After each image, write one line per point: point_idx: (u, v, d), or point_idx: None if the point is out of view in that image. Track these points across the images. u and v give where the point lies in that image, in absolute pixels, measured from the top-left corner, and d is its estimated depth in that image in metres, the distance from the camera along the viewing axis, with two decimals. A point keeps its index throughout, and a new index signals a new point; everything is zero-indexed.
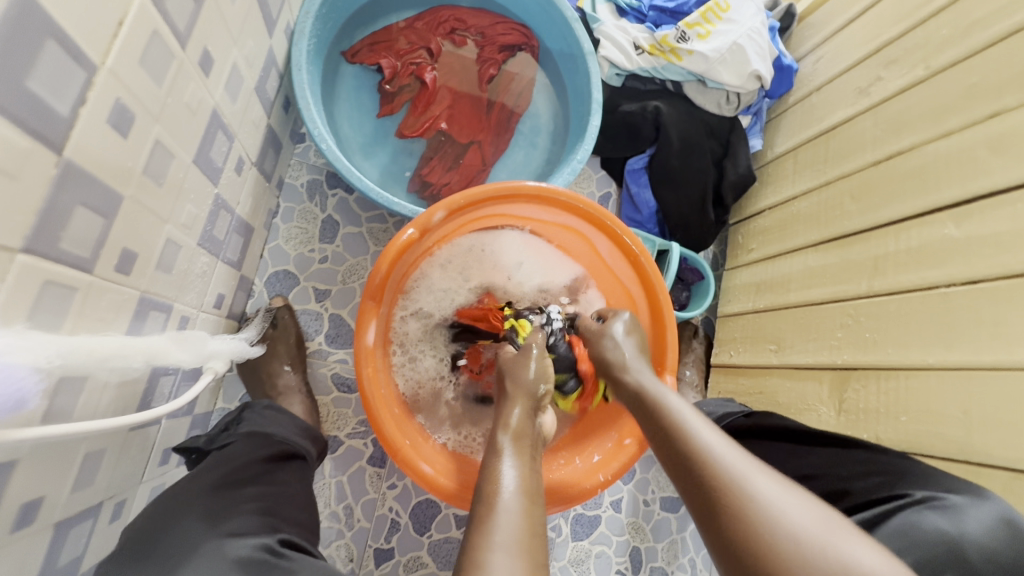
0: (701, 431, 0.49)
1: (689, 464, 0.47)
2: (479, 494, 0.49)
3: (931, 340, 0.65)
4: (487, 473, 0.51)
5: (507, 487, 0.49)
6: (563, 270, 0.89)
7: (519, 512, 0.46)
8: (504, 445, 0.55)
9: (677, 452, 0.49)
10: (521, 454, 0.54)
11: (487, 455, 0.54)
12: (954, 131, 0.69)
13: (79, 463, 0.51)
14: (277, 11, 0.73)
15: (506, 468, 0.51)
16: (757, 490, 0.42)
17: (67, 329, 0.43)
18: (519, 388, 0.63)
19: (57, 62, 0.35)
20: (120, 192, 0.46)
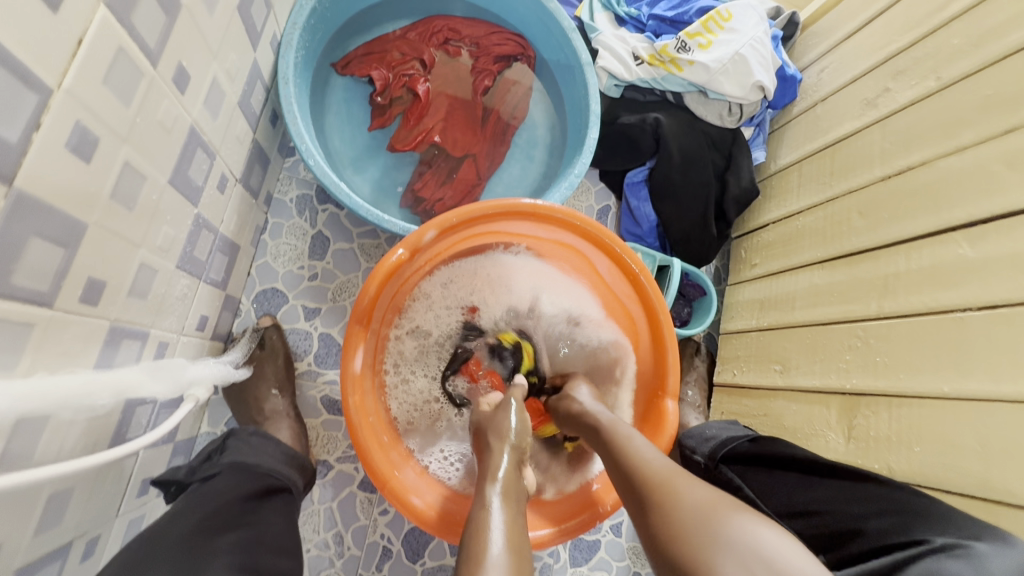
0: (641, 449, 0.56)
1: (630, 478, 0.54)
2: (466, 550, 0.46)
3: (947, 367, 0.62)
4: (473, 526, 0.49)
5: (495, 541, 0.46)
6: (568, 291, 0.84)
7: (508, 564, 0.44)
8: (495, 498, 0.53)
9: (620, 470, 0.56)
10: (511, 508, 0.52)
11: (475, 509, 0.52)
12: (967, 146, 0.66)
13: (43, 504, 0.48)
14: (262, 23, 0.70)
15: (495, 520, 0.49)
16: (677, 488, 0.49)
17: (23, 368, 0.40)
18: (502, 440, 0.61)
19: (4, 86, 0.32)
20: (83, 219, 0.43)
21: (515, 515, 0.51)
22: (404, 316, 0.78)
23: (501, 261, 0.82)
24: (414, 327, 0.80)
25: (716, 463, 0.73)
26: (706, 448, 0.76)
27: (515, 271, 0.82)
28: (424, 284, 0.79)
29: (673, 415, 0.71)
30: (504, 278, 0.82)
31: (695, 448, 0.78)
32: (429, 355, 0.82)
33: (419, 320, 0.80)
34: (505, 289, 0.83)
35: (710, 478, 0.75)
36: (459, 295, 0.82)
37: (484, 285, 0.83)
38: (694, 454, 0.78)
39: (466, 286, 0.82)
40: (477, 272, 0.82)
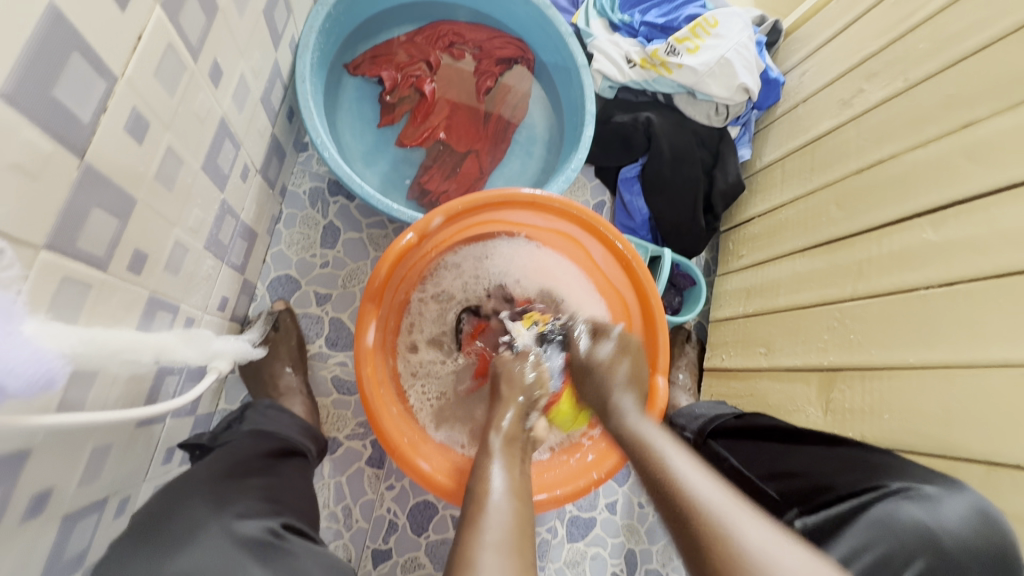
0: (695, 480, 0.49)
1: (680, 516, 0.47)
2: (469, 498, 0.53)
3: (913, 341, 0.68)
4: (478, 474, 0.56)
5: (497, 488, 0.53)
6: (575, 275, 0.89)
7: (508, 509, 0.50)
8: (496, 448, 0.61)
9: (666, 501, 0.49)
10: (509, 458, 0.59)
11: (480, 457, 0.60)
12: (931, 140, 0.72)
13: (87, 455, 0.53)
14: (282, 26, 0.76)
15: (496, 474, 0.56)
16: (752, 551, 0.42)
17: (83, 322, 0.45)
18: (513, 392, 0.68)
19: (80, 72, 0.38)
20: (133, 196, 0.48)
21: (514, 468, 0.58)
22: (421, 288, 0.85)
23: (519, 243, 0.88)
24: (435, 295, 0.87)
25: (704, 438, 0.79)
26: (695, 425, 0.82)
27: (526, 253, 0.88)
28: (448, 262, 0.86)
29: (664, 391, 0.75)
30: (517, 257, 0.89)
31: (685, 425, 0.83)
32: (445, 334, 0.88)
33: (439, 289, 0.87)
34: (530, 274, 0.89)
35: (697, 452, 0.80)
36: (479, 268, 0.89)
37: (511, 265, 0.89)
38: (683, 431, 0.83)
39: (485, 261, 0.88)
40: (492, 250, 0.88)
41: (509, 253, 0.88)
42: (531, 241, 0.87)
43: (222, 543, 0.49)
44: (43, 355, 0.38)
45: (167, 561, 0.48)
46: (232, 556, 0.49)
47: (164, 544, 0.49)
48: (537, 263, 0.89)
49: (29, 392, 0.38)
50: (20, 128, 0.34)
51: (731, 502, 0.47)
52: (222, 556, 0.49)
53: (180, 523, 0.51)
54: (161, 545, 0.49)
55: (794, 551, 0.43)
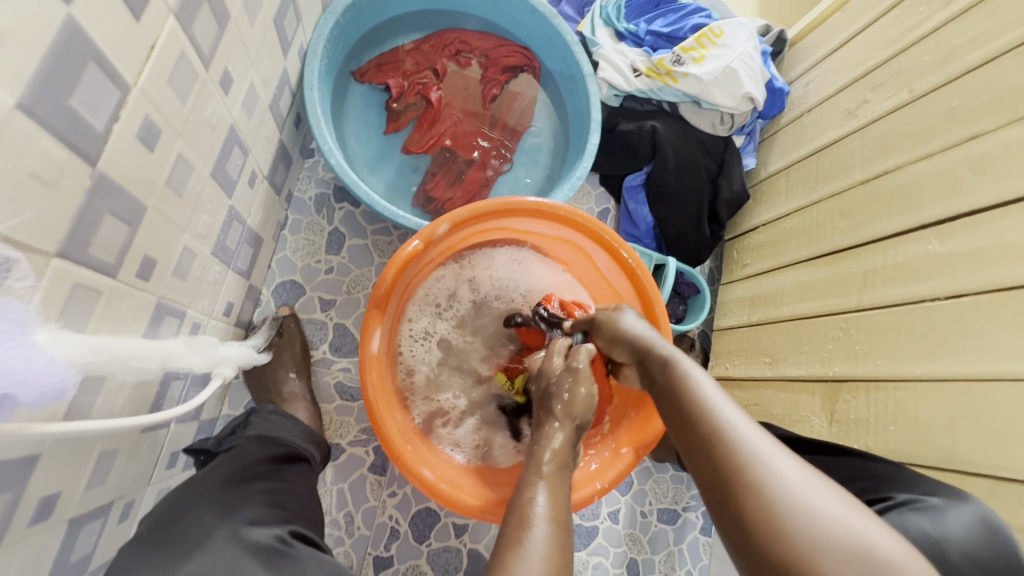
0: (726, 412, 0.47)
1: (705, 442, 0.46)
2: (510, 523, 0.51)
3: (920, 353, 0.67)
4: (524, 496, 0.54)
5: (541, 512, 0.51)
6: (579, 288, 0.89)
7: (551, 537, 0.49)
8: (546, 470, 0.57)
9: (693, 432, 0.48)
10: (556, 478, 0.56)
11: (526, 476, 0.57)
12: (936, 152, 0.72)
13: (93, 461, 0.53)
14: (291, 34, 0.76)
15: (539, 494, 0.54)
16: (777, 474, 0.41)
17: (91, 330, 0.45)
18: (565, 416, 0.63)
19: (96, 81, 0.38)
20: (144, 202, 0.48)
21: (560, 487, 0.56)
22: (428, 283, 0.84)
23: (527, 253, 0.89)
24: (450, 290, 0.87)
25: None
26: None
27: (536, 262, 0.90)
28: (451, 270, 0.86)
29: None
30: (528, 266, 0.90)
31: None
32: (445, 329, 0.87)
33: (451, 283, 0.87)
34: (530, 282, 0.90)
35: None
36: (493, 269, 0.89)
37: (512, 272, 0.90)
38: None
39: (498, 262, 0.89)
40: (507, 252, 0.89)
41: (511, 260, 0.89)
42: (537, 250, 0.88)
43: (229, 551, 0.49)
44: (56, 366, 0.38)
45: (173, 568, 0.48)
46: (239, 560, 0.49)
47: (176, 553, 0.49)
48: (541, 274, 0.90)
49: (40, 405, 0.39)
50: (38, 137, 0.34)
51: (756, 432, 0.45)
52: (228, 563, 0.49)
53: (186, 529, 0.51)
54: (174, 552, 0.49)
55: (821, 484, 0.41)
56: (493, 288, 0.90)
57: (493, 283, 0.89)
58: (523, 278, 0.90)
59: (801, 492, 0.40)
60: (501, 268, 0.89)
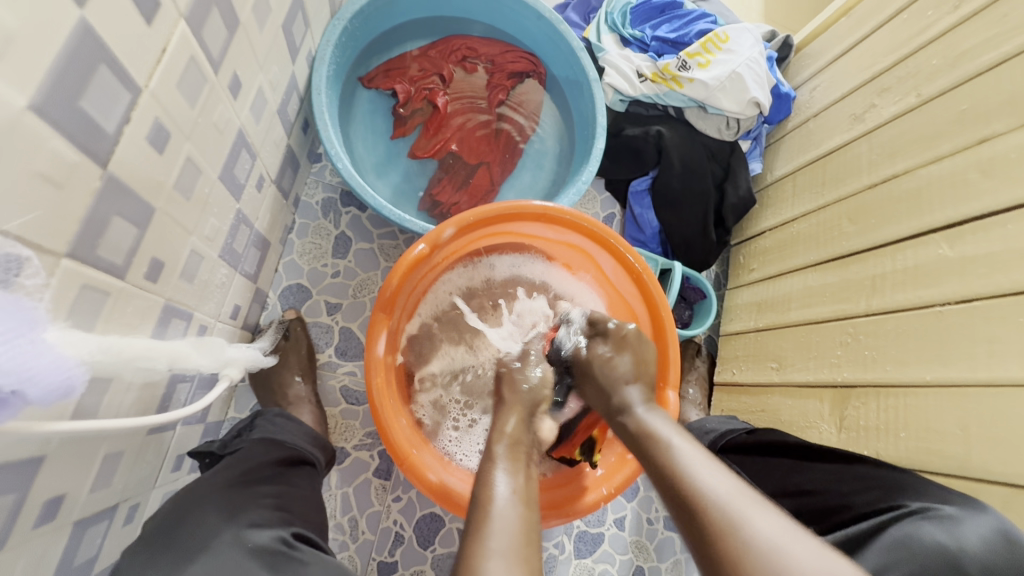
0: (704, 475, 0.49)
1: (690, 509, 0.47)
2: (475, 502, 0.52)
3: (930, 358, 0.67)
4: (483, 479, 0.54)
5: (502, 493, 0.52)
6: (588, 292, 0.89)
7: (515, 516, 0.49)
8: (500, 451, 0.58)
9: (689, 515, 0.47)
10: (516, 459, 0.57)
11: (483, 460, 0.57)
12: (945, 156, 0.72)
13: (98, 462, 0.53)
14: (299, 40, 0.77)
15: (499, 476, 0.54)
16: (759, 536, 0.43)
17: (99, 331, 0.45)
18: (516, 397, 0.67)
19: (106, 83, 0.39)
20: (152, 204, 0.49)
21: (519, 468, 0.56)
22: (437, 285, 0.84)
23: (531, 257, 0.89)
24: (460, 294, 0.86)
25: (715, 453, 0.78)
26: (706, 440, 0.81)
27: (545, 267, 0.89)
28: (452, 273, 0.85)
29: (675, 406, 0.76)
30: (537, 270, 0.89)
31: None
32: (453, 333, 0.86)
33: (459, 285, 0.86)
34: (533, 282, 0.89)
35: None
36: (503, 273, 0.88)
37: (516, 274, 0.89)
38: None
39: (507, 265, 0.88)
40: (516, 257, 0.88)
41: (513, 263, 0.88)
42: (543, 255, 0.88)
43: (232, 555, 0.49)
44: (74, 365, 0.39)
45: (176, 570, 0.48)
46: (240, 565, 0.48)
47: (176, 556, 0.49)
48: (546, 276, 0.89)
49: (51, 402, 0.39)
50: (49, 138, 0.35)
51: (739, 497, 0.47)
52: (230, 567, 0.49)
53: (187, 532, 0.51)
54: (176, 555, 0.49)
55: (803, 544, 0.43)
56: (502, 290, 0.88)
57: (496, 282, 0.88)
58: (535, 282, 0.89)
59: (789, 558, 0.41)
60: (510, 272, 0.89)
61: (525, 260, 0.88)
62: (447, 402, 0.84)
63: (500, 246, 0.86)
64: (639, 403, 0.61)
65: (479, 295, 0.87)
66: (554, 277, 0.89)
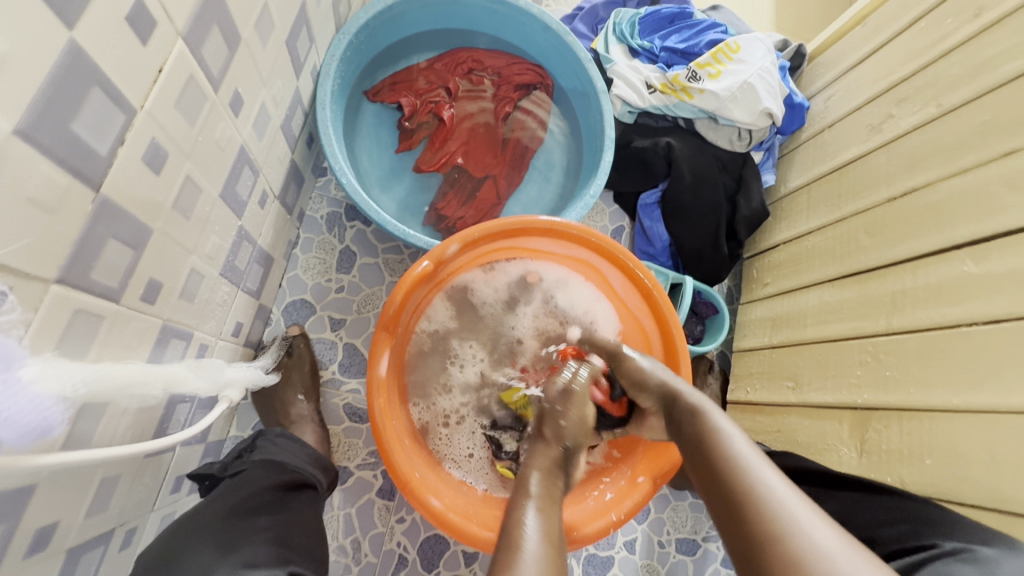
0: (763, 474, 0.48)
1: (740, 507, 0.46)
2: (501, 547, 0.49)
3: (956, 381, 0.63)
4: (513, 520, 0.52)
5: (532, 535, 0.50)
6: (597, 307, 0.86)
7: (543, 559, 0.47)
8: (534, 491, 0.57)
9: (740, 514, 0.46)
10: (548, 503, 0.55)
11: (517, 497, 0.56)
12: (969, 168, 0.69)
13: (94, 488, 0.51)
14: (304, 55, 0.76)
15: (529, 514, 0.52)
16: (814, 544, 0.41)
17: (92, 357, 0.44)
18: (557, 437, 0.66)
19: (100, 106, 0.37)
20: (150, 225, 0.48)
21: (552, 511, 0.54)
22: (443, 300, 0.82)
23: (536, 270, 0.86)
24: (467, 308, 0.85)
25: None
26: None
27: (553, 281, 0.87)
28: (458, 283, 0.82)
29: None
30: (544, 284, 0.87)
31: None
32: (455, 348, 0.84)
33: (467, 299, 0.84)
34: (540, 290, 0.86)
35: None
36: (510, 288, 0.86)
37: (523, 282, 0.86)
38: None
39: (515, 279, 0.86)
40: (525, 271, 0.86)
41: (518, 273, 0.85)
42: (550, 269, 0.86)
43: None
44: (42, 402, 0.38)
45: None
46: None
47: None
48: (556, 284, 0.86)
49: (26, 441, 0.37)
50: (39, 163, 0.34)
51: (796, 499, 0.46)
52: None
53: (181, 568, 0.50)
54: None
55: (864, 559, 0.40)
56: (508, 305, 0.86)
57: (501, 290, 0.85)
58: (542, 296, 0.87)
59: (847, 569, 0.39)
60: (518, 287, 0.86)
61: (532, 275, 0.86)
62: (448, 419, 0.82)
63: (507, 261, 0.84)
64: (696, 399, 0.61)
65: (486, 309, 0.86)
66: (562, 292, 0.87)
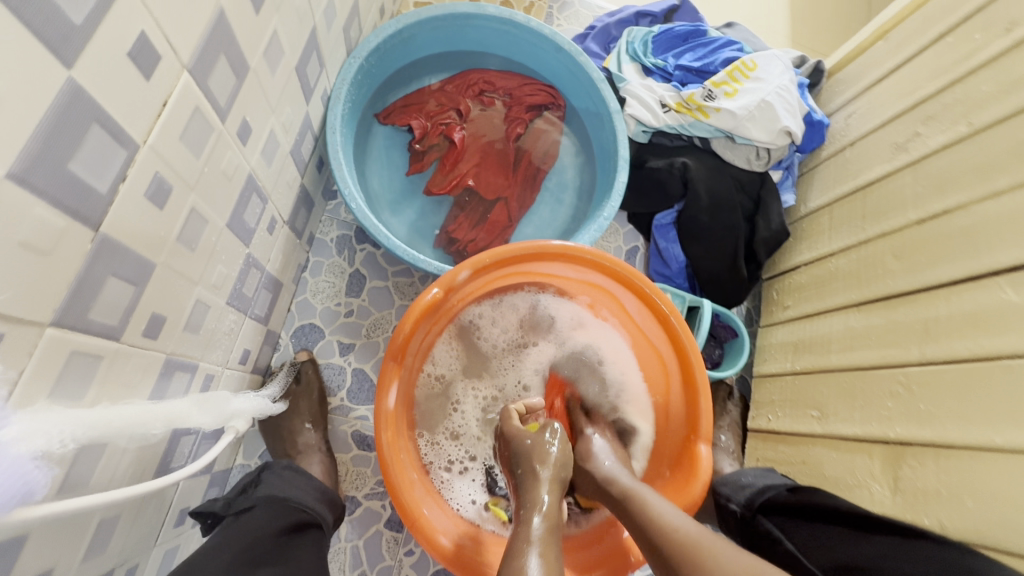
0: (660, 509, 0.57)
1: (653, 540, 0.55)
2: None
3: (998, 418, 0.59)
4: (513, 564, 0.49)
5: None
6: (612, 334, 0.84)
7: None
8: (536, 534, 0.53)
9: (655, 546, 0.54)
10: (548, 542, 0.53)
11: (516, 541, 0.53)
12: (1006, 190, 0.66)
13: (92, 530, 0.50)
14: (314, 80, 0.76)
15: (532, 560, 0.49)
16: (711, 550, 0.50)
17: (90, 398, 0.42)
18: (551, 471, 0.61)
19: (99, 143, 0.36)
20: (152, 260, 0.46)
21: (551, 550, 0.52)
22: (454, 327, 0.80)
23: (548, 296, 0.84)
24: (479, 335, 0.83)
25: (753, 513, 0.75)
26: (741, 497, 0.78)
27: (567, 308, 0.85)
28: (470, 314, 0.81)
29: (707, 460, 0.70)
30: (556, 311, 0.85)
31: (730, 496, 0.80)
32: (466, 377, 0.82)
33: (478, 326, 0.82)
34: (551, 326, 0.85)
35: (745, 526, 0.76)
36: (522, 314, 0.84)
37: (533, 317, 0.85)
38: (729, 503, 0.79)
39: (527, 307, 0.84)
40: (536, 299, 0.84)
41: (529, 307, 0.84)
42: (562, 295, 0.84)
43: None
44: (20, 462, 0.34)
45: None
46: None
47: None
48: (569, 319, 0.85)
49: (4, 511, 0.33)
50: (32, 205, 0.32)
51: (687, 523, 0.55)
52: None
53: None
54: None
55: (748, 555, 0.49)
56: (519, 333, 0.85)
57: (511, 326, 0.84)
58: (554, 324, 0.85)
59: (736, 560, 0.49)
60: (530, 314, 0.85)
61: (544, 302, 0.84)
62: (456, 451, 0.79)
63: (518, 287, 0.82)
64: (605, 461, 0.68)
65: (498, 337, 0.84)
66: (576, 319, 0.85)
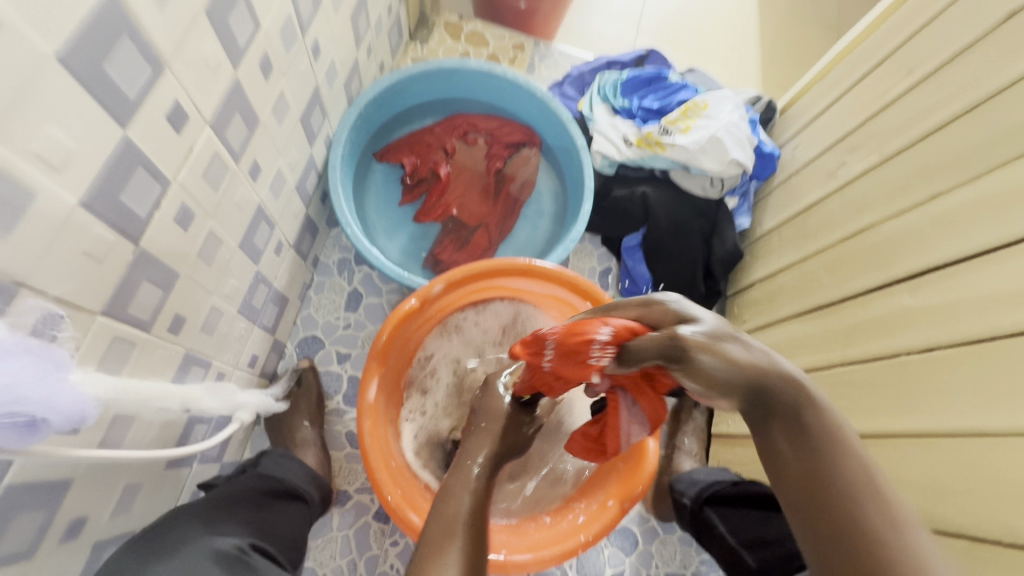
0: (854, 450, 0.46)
1: (819, 474, 0.46)
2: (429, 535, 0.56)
3: (900, 409, 0.67)
4: (445, 505, 0.59)
5: (462, 521, 0.57)
6: None
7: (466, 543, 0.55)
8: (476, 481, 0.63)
9: (814, 479, 0.46)
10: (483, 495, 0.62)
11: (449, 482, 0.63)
12: (906, 210, 0.75)
13: (120, 491, 0.61)
14: (317, 127, 0.90)
15: (463, 501, 0.59)
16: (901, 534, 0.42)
17: (125, 375, 0.55)
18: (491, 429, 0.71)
19: (142, 181, 0.50)
20: (176, 271, 0.59)
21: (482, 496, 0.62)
22: (439, 326, 0.90)
23: (522, 308, 0.93)
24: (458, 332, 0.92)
25: (701, 506, 0.82)
26: (693, 492, 0.85)
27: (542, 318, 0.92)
28: (454, 318, 0.91)
29: (654, 452, 0.78)
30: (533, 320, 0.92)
31: (683, 491, 0.87)
32: (444, 366, 0.91)
33: (459, 325, 0.92)
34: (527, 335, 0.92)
35: (694, 519, 0.83)
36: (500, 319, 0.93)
37: (515, 322, 0.93)
38: (681, 497, 0.86)
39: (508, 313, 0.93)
40: (518, 307, 0.93)
41: (511, 313, 0.93)
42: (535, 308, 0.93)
43: (198, 553, 0.55)
44: (80, 395, 0.44)
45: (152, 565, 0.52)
46: (200, 562, 0.54)
47: (155, 549, 0.54)
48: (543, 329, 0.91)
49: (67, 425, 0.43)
50: (94, 226, 0.46)
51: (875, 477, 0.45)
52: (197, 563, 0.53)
53: (166, 532, 0.57)
54: (154, 548, 0.54)
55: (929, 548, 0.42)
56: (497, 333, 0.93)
57: (492, 329, 0.93)
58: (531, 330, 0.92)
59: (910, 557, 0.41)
60: (508, 319, 0.93)
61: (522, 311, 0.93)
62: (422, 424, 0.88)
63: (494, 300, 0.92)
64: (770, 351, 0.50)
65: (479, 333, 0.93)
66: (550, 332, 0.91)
